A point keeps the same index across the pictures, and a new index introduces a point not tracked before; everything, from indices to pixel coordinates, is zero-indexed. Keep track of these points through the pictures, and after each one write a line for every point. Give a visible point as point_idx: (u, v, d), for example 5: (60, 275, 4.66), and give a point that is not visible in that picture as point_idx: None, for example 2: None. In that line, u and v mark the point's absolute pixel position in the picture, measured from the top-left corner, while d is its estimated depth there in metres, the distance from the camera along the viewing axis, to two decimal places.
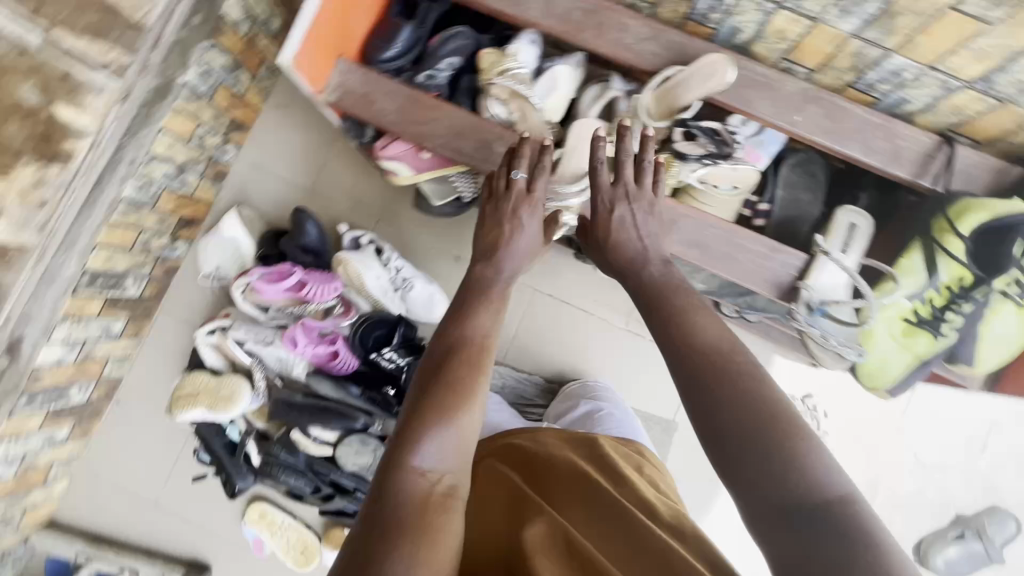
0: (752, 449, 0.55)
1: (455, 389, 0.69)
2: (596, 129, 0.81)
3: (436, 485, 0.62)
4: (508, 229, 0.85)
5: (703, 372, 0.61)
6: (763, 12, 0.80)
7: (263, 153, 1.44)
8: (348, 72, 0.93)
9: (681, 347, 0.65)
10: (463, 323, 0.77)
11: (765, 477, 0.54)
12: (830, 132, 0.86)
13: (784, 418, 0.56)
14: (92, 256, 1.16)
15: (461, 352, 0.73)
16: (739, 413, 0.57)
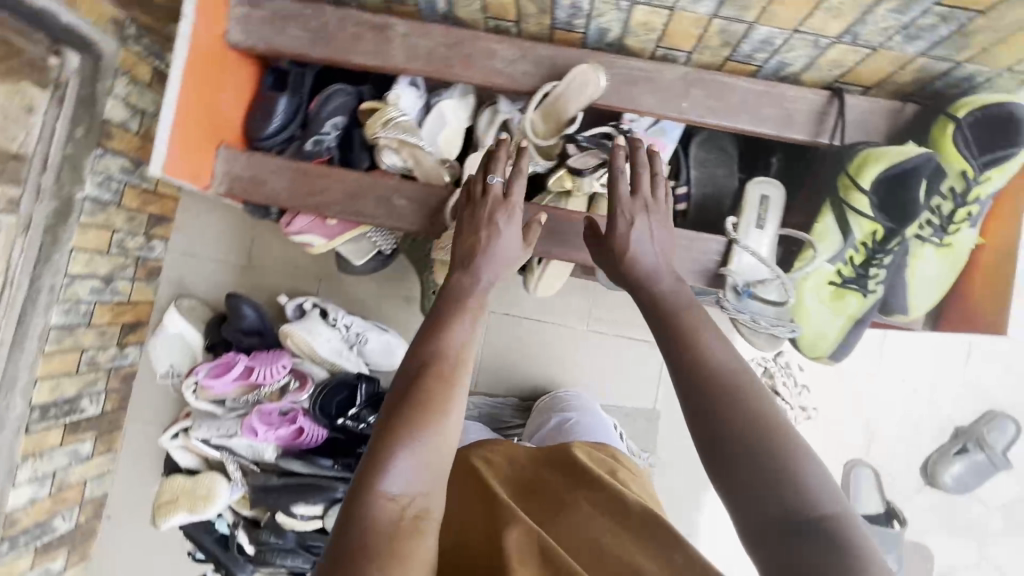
0: (748, 455, 0.53)
1: (422, 406, 0.63)
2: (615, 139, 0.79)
3: (405, 510, 0.58)
4: (484, 235, 0.79)
5: (706, 378, 0.59)
6: (620, 10, 0.78)
7: (189, 240, 1.41)
8: (232, 159, 0.91)
9: (683, 357, 0.62)
10: (438, 332, 0.70)
11: (759, 484, 0.52)
12: (719, 111, 0.84)
13: (770, 425, 0.55)
14: (36, 389, 1.15)
15: (439, 363, 0.66)
16: (738, 422, 0.55)
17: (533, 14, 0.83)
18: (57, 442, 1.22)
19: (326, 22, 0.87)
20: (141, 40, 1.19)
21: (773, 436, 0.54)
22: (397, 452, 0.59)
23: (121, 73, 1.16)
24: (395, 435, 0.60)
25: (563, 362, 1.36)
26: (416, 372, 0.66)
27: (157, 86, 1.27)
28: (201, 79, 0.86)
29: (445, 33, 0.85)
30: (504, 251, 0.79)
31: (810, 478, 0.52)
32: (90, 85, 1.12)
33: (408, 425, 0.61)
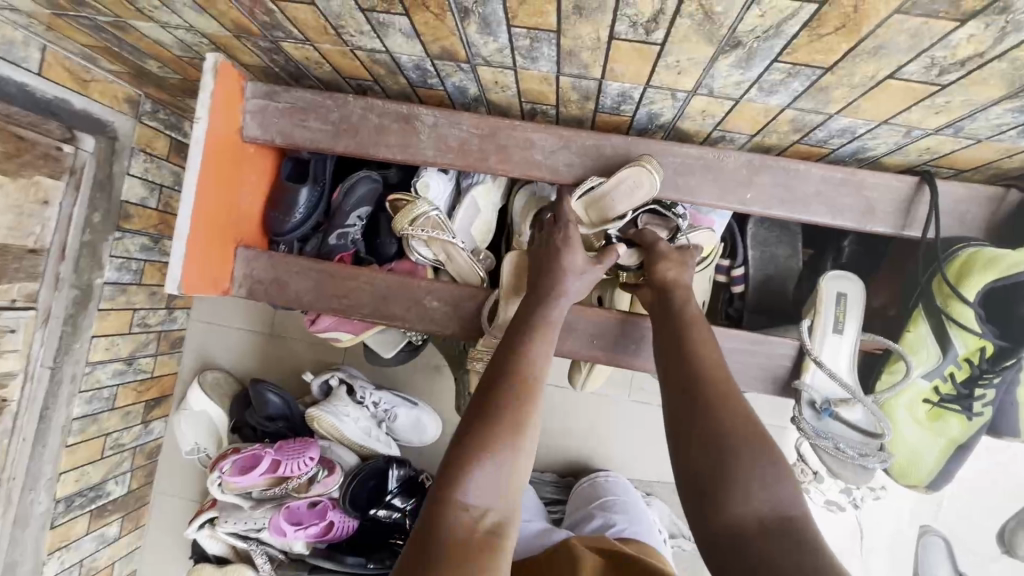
0: (714, 466, 0.56)
1: (488, 427, 0.59)
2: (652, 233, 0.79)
3: (479, 523, 0.55)
4: (548, 259, 0.73)
5: (685, 391, 0.62)
6: (677, 100, 0.69)
7: (213, 309, 1.37)
8: (252, 259, 0.85)
9: (674, 364, 0.65)
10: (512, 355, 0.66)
11: (721, 496, 0.55)
12: (788, 203, 0.75)
13: (727, 438, 0.57)
14: (60, 483, 1.11)
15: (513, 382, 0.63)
16: (713, 427, 0.58)
17: (575, 100, 0.75)
18: (84, 531, 1.19)
19: (348, 114, 0.80)
20: (157, 114, 1.16)
21: (748, 438, 0.57)
22: (471, 464, 0.57)
23: (137, 150, 1.12)
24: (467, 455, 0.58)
25: (604, 435, 1.27)
26: (491, 385, 0.63)
27: (176, 157, 1.23)
28: (219, 183, 0.80)
29: (477, 123, 0.78)
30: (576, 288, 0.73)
31: (777, 488, 0.54)
32: (106, 166, 1.06)
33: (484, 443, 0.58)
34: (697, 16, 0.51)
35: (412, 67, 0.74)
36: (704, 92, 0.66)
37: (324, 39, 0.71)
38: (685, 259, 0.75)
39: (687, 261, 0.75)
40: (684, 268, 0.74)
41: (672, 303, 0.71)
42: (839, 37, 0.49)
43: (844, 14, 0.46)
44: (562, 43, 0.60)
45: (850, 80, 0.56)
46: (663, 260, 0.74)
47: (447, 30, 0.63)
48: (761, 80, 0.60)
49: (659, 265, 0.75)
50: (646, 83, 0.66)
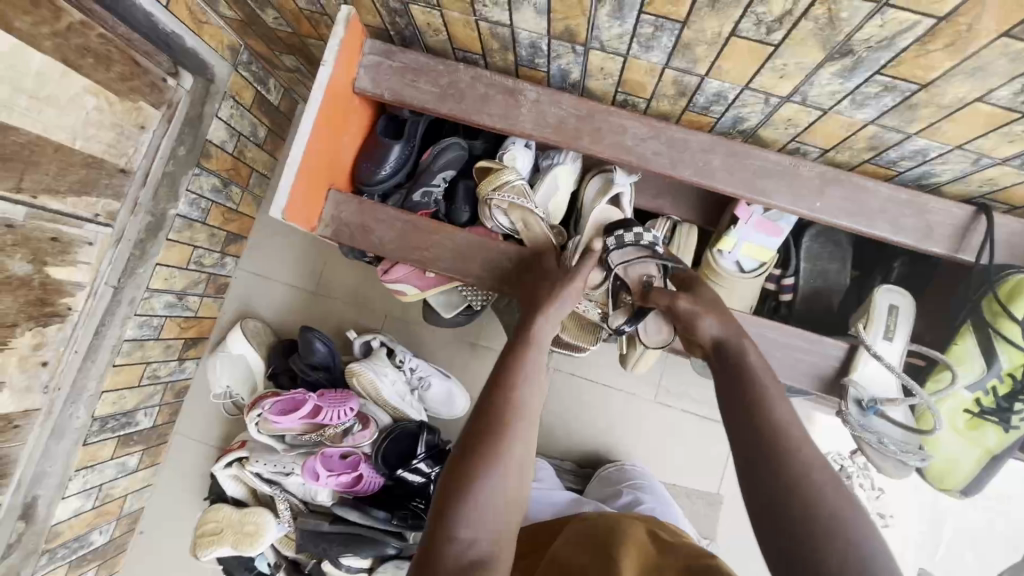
0: (793, 520, 0.55)
1: (473, 464, 0.63)
2: (676, 300, 0.78)
3: (465, 555, 0.58)
4: (548, 290, 0.80)
5: (753, 442, 0.63)
6: (768, 105, 0.75)
7: (262, 262, 1.42)
8: (341, 203, 0.90)
9: (739, 409, 0.66)
10: (508, 398, 0.69)
11: (819, 550, 0.52)
12: (854, 215, 0.81)
13: (807, 487, 0.57)
14: (99, 402, 1.13)
15: (497, 421, 0.67)
16: (785, 476, 0.58)
17: (670, 95, 0.81)
18: (110, 455, 1.21)
19: (457, 81, 0.86)
20: (251, 65, 1.21)
21: (814, 486, 0.57)
22: (461, 495, 0.61)
23: (228, 96, 1.17)
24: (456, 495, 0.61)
25: (627, 432, 1.31)
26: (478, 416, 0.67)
27: (258, 109, 1.28)
28: (327, 127, 0.85)
29: (576, 105, 0.85)
30: (561, 312, 0.79)
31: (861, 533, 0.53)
32: (199, 105, 1.11)
33: (468, 479, 0.62)
34: (822, 21, 0.57)
35: (527, 44, 0.80)
36: (798, 99, 0.72)
37: (455, 6, 0.77)
38: (727, 310, 0.77)
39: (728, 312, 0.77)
40: (726, 318, 0.76)
41: (730, 354, 0.73)
42: (945, 54, 0.56)
43: (956, 31, 0.53)
44: (683, 34, 0.67)
45: (940, 100, 0.63)
46: (705, 315, 0.76)
47: (580, 9, 0.69)
48: (857, 92, 0.66)
49: (701, 319, 0.77)
50: (746, 84, 0.73)
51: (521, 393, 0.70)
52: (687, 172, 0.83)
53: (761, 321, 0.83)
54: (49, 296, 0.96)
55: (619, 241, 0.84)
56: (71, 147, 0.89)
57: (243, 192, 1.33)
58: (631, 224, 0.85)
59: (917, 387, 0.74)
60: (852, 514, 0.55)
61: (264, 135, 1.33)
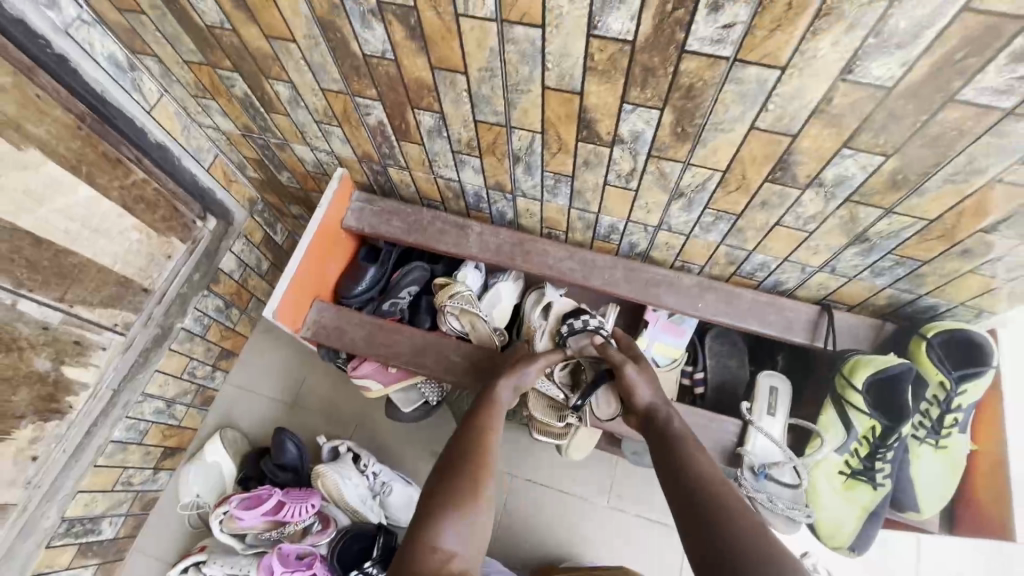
0: (728, 559, 0.63)
1: (452, 489, 0.75)
2: (619, 363, 0.95)
3: (448, 563, 0.68)
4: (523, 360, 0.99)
5: (679, 477, 0.76)
6: (648, 233, 1.01)
7: (249, 376, 1.57)
8: (323, 310, 1.12)
9: (665, 450, 0.82)
10: (481, 444, 0.83)
11: (739, 536, 0.64)
12: (728, 313, 1.03)
13: (725, 494, 0.71)
14: (72, 503, 1.19)
15: (470, 459, 0.80)
16: (709, 489, 0.72)
17: (579, 228, 1.07)
18: (65, 564, 1.22)
19: (421, 219, 1.14)
20: (263, 213, 1.51)
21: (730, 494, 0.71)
22: (441, 516, 0.71)
23: (241, 235, 1.44)
24: (429, 519, 0.72)
25: (583, 539, 1.34)
26: (451, 460, 0.80)
27: (264, 247, 1.56)
28: (317, 252, 1.10)
29: (511, 235, 1.12)
30: (522, 382, 0.96)
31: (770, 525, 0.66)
32: (217, 241, 1.37)
33: (440, 511, 0.72)
34: (656, 174, 0.85)
35: (472, 193, 1.09)
36: (665, 227, 0.98)
37: (419, 168, 1.07)
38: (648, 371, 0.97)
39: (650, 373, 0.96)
40: (648, 378, 0.95)
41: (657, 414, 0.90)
42: (738, 193, 0.83)
43: (738, 179, 0.80)
44: (574, 184, 0.95)
45: (754, 225, 0.88)
46: (630, 377, 0.94)
47: (503, 170, 0.98)
48: (700, 220, 0.92)
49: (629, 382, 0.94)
50: (628, 218, 0.99)
51: (491, 438, 0.85)
52: (596, 282, 1.07)
53: None
54: (57, 393, 1.10)
55: (574, 327, 1.02)
56: (111, 268, 1.12)
57: (241, 313, 1.54)
58: (582, 314, 1.05)
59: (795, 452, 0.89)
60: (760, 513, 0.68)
61: (266, 267, 1.58)
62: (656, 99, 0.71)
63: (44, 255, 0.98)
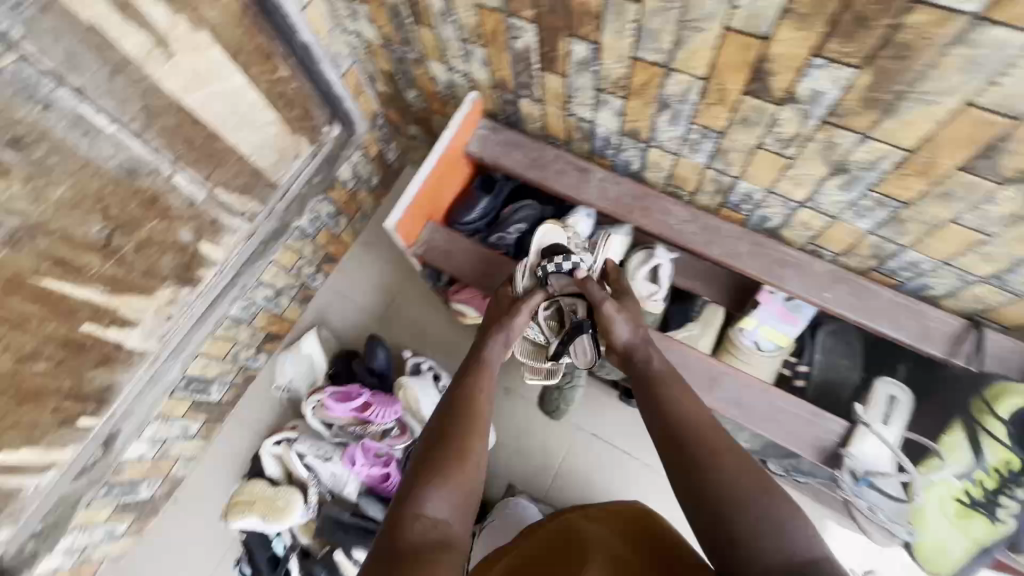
0: (712, 498, 0.75)
1: (435, 460, 0.79)
2: (605, 306, 0.98)
3: (432, 529, 0.71)
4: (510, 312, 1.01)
5: (665, 422, 0.85)
6: (787, 209, 0.94)
7: (346, 282, 1.67)
8: (435, 233, 1.14)
9: (650, 397, 0.90)
10: (467, 411, 0.87)
11: (722, 481, 0.76)
12: (859, 309, 0.95)
13: (712, 439, 0.80)
14: (192, 363, 1.33)
15: (457, 426, 0.84)
16: (696, 435, 0.81)
17: (709, 191, 1.01)
18: (181, 414, 1.38)
19: (544, 156, 1.12)
20: (382, 128, 1.54)
21: (717, 441, 0.80)
22: (424, 489, 0.75)
23: (359, 148, 1.49)
24: (412, 492, 0.75)
25: (636, 500, 1.38)
26: (437, 431, 0.84)
27: (377, 163, 1.60)
28: (439, 174, 1.11)
29: (633, 188, 1.08)
30: (509, 339, 1.01)
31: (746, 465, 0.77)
32: (339, 149, 1.43)
33: (424, 482, 0.76)
34: (824, 143, 0.77)
35: (602, 137, 1.05)
36: (811, 205, 0.90)
37: (554, 103, 1.03)
38: (634, 316, 1.00)
39: (639, 323, 1.00)
40: (638, 329, 0.99)
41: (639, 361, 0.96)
42: (917, 178, 0.74)
43: (923, 161, 0.71)
44: (721, 142, 0.89)
45: (922, 217, 0.79)
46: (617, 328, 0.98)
47: (646, 115, 0.93)
48: (857, 203, 0.84)
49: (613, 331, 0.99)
50: (770, 188, 0.92)
51: (480, 400, 0.90)
52: (717, 251, 1.01)
53: (751, 378, 0.96)
54: (193, 265, 1.21)
55: (557, 265, 1.03)
56: (248, 158, 1.19)
57: (347, 223, 1.61)
58: (563, 252, 1.05)
59: (909, 464, 0.88)
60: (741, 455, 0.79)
61: (376, 182, 1.64)
62: (857, 56, 0.63)
63: (199, 136, 1.06)
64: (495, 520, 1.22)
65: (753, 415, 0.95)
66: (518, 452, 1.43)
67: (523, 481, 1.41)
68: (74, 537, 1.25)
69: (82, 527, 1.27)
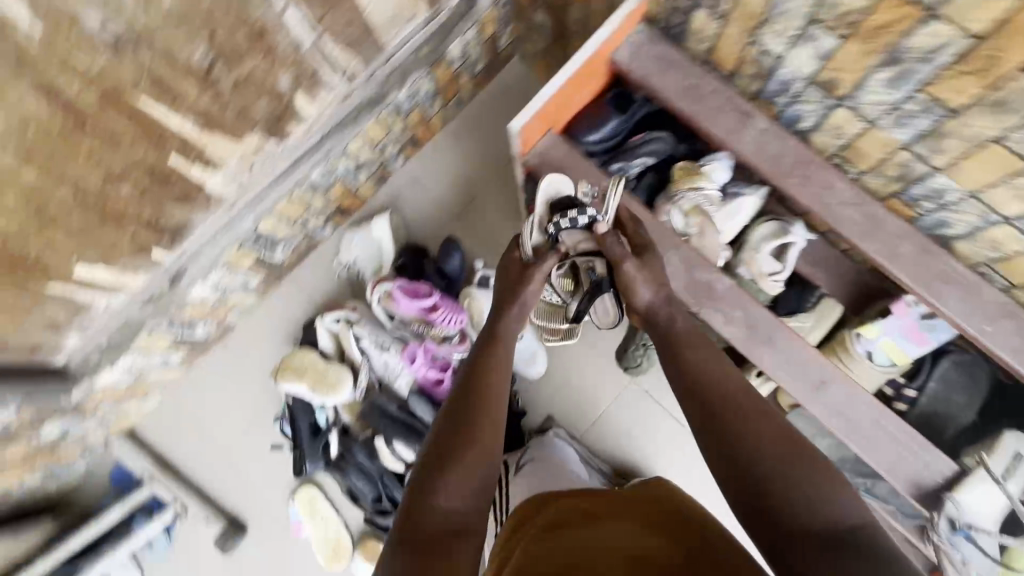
0: (746, 470, 0.69)
1: (444, 447, 0.77)
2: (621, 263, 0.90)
3: (450, 522, 0.69)
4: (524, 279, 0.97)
5: (695, 392, 0.79)
6: (984, 221, 0.79)
7: (423, 171, 1.57)
8: (554, 145, 1.01)
9: (675, 367, 0.84)
10: (477, 393, 0.85)
11: (750, 446, 0.71)
12: (1019, 352, 0.83)
13: (739, 407, 0.75)
14: (264, 219, 1.27)
15: (469, 409, 0.82)
16: (724, 403, 0.76)
17: (891, 176, 0.86)
18: (245, 267, 1.35)
19: (701, 86, 0.95)
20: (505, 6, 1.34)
21: (745, 409, 0.75)
22: (437, 478, 0.73)
23: (477, 24, 1.31)
24: (424, 481, 0.73)
25: (669, 464, 1.37)
26: (448, 417, 0.82)
27: (488, 46, 1.42)
28: (578, 79, 0.96)
29: (797, 150, 0.92)
30: (524, 306, 0.97)
31: (774, 430, 0.72)
32: (456, 19, 1.25)
33: (436, 472, 0.74)
34: None
35: (783, 79, 0.88)
36: (1021, 225, 0.75)
37: (742, 24, 0.85)
38: (658, 272, 0.91)
39: (664, 281, 0.91)
40: (659, 286, 0.90)
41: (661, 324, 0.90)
42: None
43: None
44: (946, 123, 0.72)
45: None
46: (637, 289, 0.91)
47: (862, 67, 0.75)
48: None
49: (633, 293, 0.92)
50: (976, 192, 0.77)
51: (490, 380, 0.87)
52: (873, 247, 0.88)
53: (862, 392, 0.88)
54: (281, 114, 1.06)
55: (573, 222, 0.94)
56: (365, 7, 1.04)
57: (441, 107, 1.47)
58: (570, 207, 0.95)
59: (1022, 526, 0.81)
60: (770, 419, 0.74)
61: (480, 68, 1.47)
62: None
63: None
64: (536, 453, 1.21)
65: (854, 431, 0.88)
66: (564, 388, 1.40)
67: (564, 417, 1.39)
68: (135, 358, 1.28)
69: (143, 350, 1.29)
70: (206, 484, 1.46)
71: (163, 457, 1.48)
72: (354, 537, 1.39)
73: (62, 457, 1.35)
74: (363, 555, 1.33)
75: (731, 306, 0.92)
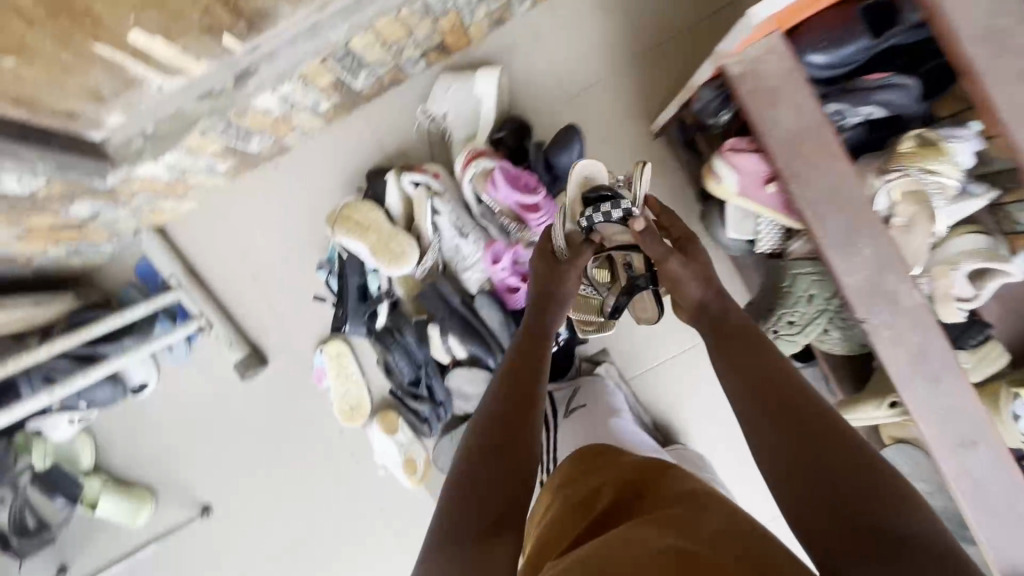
0: (797, 466, 0.56)
1: (477, 447, 0.68)
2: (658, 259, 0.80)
3: (487, 527, 0.59)
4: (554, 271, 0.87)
5: (742, 382, 0.67)
6: None
7: (553, 22, 1.24)
8: (774, 55, 0.75)
9: (722, 356, 0.72)
10: (514, 388, 0.75)
11: (798, 436, 0.58)
12: None
13: (785, 394, 0.63)
14: (360, 35, 1.00)
15: (504, 402, 0.73)
16: (767, 389, 0.64)
17: None
18: (321, 86, 1.11)
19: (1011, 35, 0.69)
20: None
21: (794, 396, 0.62)
22: (469, 480, 0.63)
23: None
24: (458, 486, 0.64)
25: (708, 431, 1.30)
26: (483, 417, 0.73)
27: None
28: None
29: None
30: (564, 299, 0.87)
31: (821, 415, 0.59)
32: None
33: (469, 476, 0.64)
34: None
35: None
36: None
37: None
38: (704, 262, 0.81)
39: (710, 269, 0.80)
40: (702, 273, 0.80)
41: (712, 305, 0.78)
42: None
43: None
44: None
45: None
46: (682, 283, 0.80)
47: None
48: None
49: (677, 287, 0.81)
50: None
51: (525, 373, 0.77)
52: None
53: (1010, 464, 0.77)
54: None
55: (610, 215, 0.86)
56: None
57: None
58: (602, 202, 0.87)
59: None
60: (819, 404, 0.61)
61: None
62: None
63: None
64: (588, 400, 1.10)
65: (983, 501, 0.77)
66: (628, 326, 1.28)
67: (619, 355, 1.29)
68: (181, 159, 1.09)
69: (190, 151, 1.09)
70: (232, 307, 1.37)
71: (191, 267, 1.37)
72: (374, 403, 1.35)
73: (87, 236, 1.23)
74: (383, 425, 1.30)
75: (908, 326, 0.76)
